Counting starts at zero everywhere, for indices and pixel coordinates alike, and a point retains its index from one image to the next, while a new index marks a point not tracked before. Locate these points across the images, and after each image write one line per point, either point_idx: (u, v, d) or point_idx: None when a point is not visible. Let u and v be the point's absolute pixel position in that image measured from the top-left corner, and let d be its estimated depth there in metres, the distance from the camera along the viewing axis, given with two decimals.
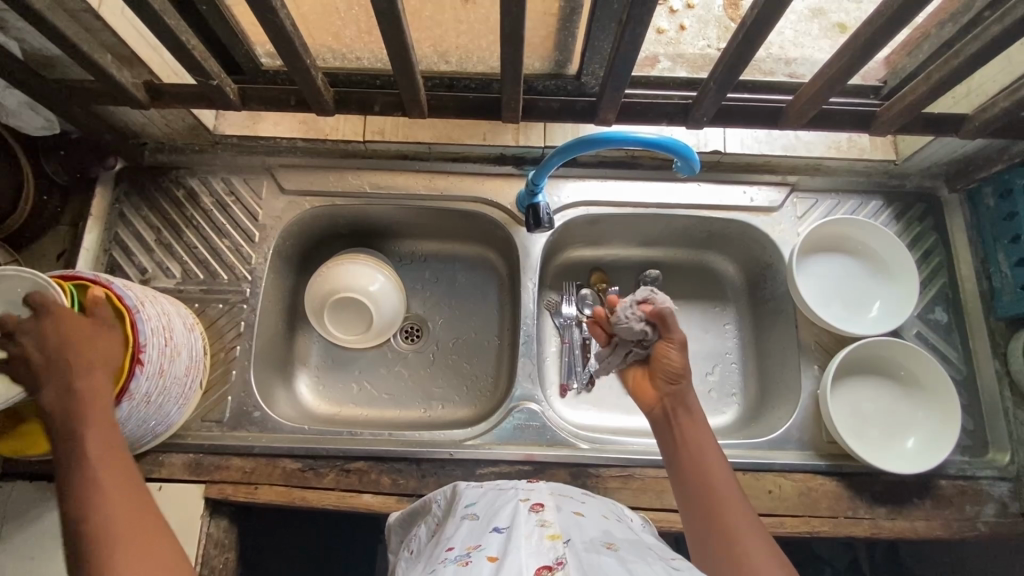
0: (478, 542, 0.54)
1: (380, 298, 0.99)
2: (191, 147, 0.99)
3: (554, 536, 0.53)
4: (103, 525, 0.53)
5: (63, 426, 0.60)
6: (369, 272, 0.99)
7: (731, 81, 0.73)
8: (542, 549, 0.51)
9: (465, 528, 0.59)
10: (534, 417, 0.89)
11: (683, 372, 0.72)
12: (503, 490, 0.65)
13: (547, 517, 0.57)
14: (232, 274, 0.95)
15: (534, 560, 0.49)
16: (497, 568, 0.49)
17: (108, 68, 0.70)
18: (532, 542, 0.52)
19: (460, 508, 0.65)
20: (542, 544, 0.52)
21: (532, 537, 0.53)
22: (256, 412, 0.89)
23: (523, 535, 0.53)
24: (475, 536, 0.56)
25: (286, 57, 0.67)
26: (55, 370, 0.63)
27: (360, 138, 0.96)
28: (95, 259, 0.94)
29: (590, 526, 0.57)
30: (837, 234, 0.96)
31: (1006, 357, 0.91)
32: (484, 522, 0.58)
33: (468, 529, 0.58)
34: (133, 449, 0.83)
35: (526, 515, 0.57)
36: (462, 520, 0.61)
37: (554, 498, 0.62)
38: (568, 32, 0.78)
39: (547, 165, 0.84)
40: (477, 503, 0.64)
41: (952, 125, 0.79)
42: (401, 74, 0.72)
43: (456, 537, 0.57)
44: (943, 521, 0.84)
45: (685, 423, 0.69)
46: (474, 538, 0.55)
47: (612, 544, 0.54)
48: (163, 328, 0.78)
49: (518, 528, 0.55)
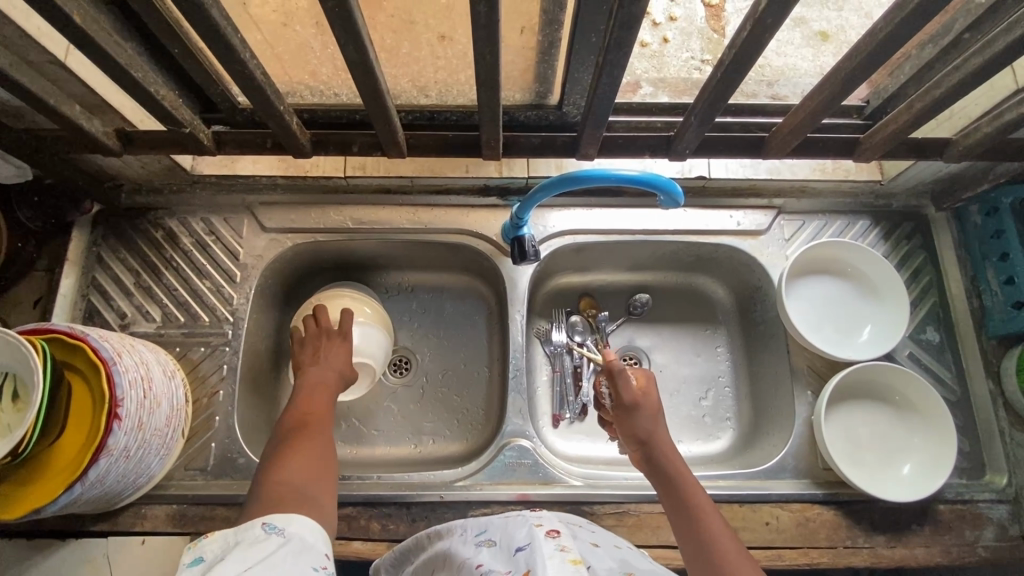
0: (508, 565, 0.57)
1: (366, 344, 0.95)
2: (169, 187, 0.97)
3: (576, 560, 0.55)
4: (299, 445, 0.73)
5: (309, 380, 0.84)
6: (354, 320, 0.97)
7: (711, 116, 0.72)
8: (566, 568, 0.53)
9: (486, 552, 0.61)
10: (525, 455, 0.87)
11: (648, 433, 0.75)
12: (512, 518, 0.67)
13: (565, 541, 0.59)
14: (214, 316, 0.93)
15: None
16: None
17: (77, 120, 0.68)
18: (556, 562, 0.54)
19: (469, 536, 0.67)
20: (566, 565, 0.54)
21: (555, 557, 0.55)
22: (240, 458, 0.87)
23: (546, 555, 0.56)
24: (499, 558, 0.59)
25: (257, 104, 0.66)
26: (307, 354, 0.88)
27: (341, 174, 0.95)
28: (72, 305, 0.92)
29: (606, 556, 0.60)
30: (826, 257, 0.96)
31: (998, 377, 0.90)
32: (504, 546, 0.61)
33: (491, 554, 0.60)
34: (114, 503, 0.80)
35: (546, 539, 0.59)
36: (478, 546, 0.63)
37: (566, 526, 0.64)
38: (547, 65, 0.77)
39: (531, 200, 0.83)
40: (488, 531, 0.66)
41: (935, 150, 0.78)
42: (377, 117, 0.70)
43: (481, 557, 0.60)
44: (943, 548, 0.83)
45: (667, 454, 0.74)
46: (502, 560, 0.58)
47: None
48: (142, 378, 0.76)
49: (540, 548, 0.57)
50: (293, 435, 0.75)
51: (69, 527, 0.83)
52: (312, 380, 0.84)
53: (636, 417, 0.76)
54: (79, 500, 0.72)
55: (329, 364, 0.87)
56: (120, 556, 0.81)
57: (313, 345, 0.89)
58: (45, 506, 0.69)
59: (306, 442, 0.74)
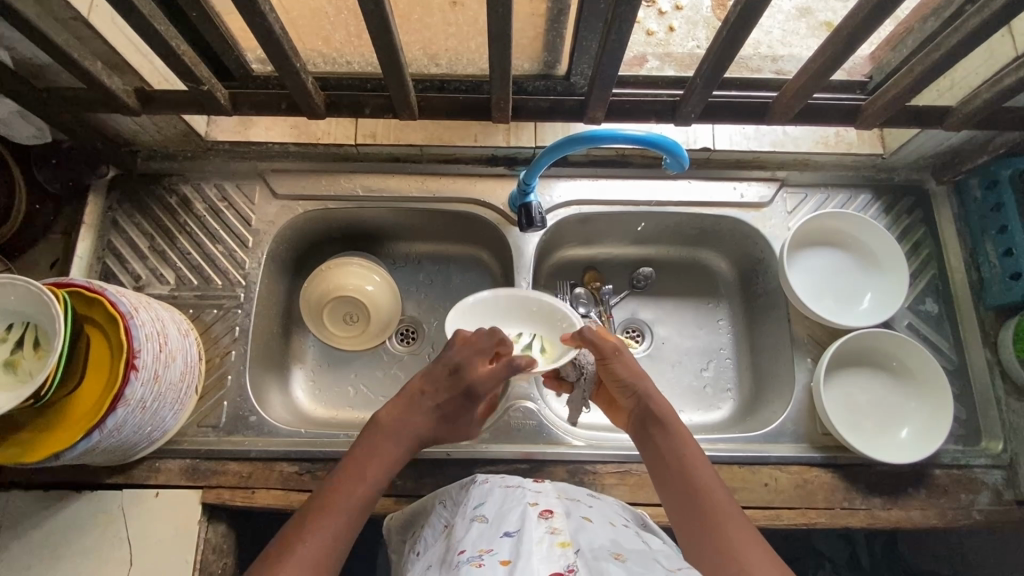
0: (491, 547, 0.56)
1: (484, 312, 0.91)
2: (183, 154, 0.99)
3: (563, 544, 0.54)
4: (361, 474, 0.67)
5: (400, 413, 0.73)
6: (544, 319, 0.92)
7: (718, 77, 0.74)
8: (552, 556, 0.52)
9: (475, 530, 0.60)
10: (530, 416, 0.90)
11: (629, 379, 0.76)
12: (510, 490, 0.66)
13: (556, 523, 0.58)
14: (226, 279, 0.95)
15: (545, 566, 0.51)
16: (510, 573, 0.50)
17: (99, 76, 0.70)
18: (544, 548, 0.53)
19: (468, 510, 0.66)
20: (553, 552, 0.53)
21: (543, 543, 0.54)
22: (252, 416, 0.90)
23: (534, 541, 0.55)
24: (486, 539, 0.57)
25: (275, 59, 0.68)
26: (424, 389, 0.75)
27: (352, 142, 0.97)
28: (88, 267, 0.94)
29: (597, 534, 0.59)
30: (828, 229, 0.97)
31: (996, 347, 0.92)
32: (493, 526, 0.59)
33: (478, 531, 0.59)
34: (128, 456, 0.83)
35: (536, 521, 0.58)
36: (471, 522, 0.62)
37: (561, 503, 0.63)
38: (556, 34, 0.79)
39: (538, 164, 0.84)
40: (485, 504, 0.65)
41: (935, 118, 0.80)
42: (391, 76, 0.72)
43: (466, 539, 0.59)
44: (938, 510, 0.85)
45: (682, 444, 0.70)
46: (487, 541, 0.57)
47: (620, 554, 0.55)
48: (158, 333, 0.78)
49: (528, 533, 0.56)
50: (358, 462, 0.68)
51: (83, 480, 0.85)
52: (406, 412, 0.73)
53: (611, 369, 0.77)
54: (96, 448, 0.74)
55: (407, 431, 0.72)
56: (136, 507, 0.84)
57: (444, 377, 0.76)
58: (64, 451, 0.70)
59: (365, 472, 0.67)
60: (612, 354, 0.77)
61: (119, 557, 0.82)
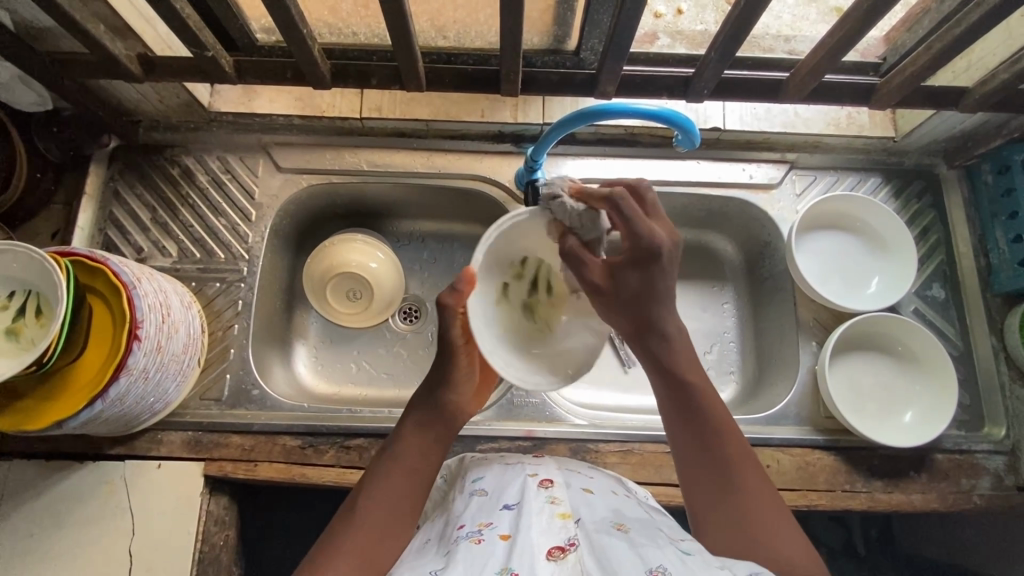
0: (491, 522, 0.55)
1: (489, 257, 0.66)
2: (186, 125, 0.97)
3: (564, 515, 0.54)
4: (407, 462, 0.62)
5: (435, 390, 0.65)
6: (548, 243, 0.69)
7: (731, 53, 0.73)
8: (553, 529, 0.52)
9: (474, 505, 0.59)
10: (532, 394, 0.90)
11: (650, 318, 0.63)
12: (509, 464, 0.65)
13: (557, 494, 0.57)
14: (229, 253, 0.94)
15: (546, 539, 0.51)
16: (509, 549, 0.50)
17: (102, 40, 0.69)
18: (544, 520, 0.53)
19: (467, 483, 0.64)
20: (553, 524, 0.53)
21: (543, 514, 0.54)
22: (254, 390, 0.90)
23: (534, 512, 0.54)
24: (485, 512, 0.57)
25: (282, 26, 0.67)
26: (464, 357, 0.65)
27: (357, 115, 0.95)
28: (90, 238, 0.94)
29: (599, 505, 0.58)
30: (838, 212, 0.96)
31: (1002, 333, 0.92)
32: (493, 499, 0.58)
33: (478, 506, 0.58)
34: (131, 427, 0.83)
35: (536, 491, 0.57)
36: (471, 496, 0.61)
37: (562, 474, 0.63)
38: (568, 7, 0.77)
39: (546, 140, 0.82)
40: (484, 478, 0.64)
41: (951, 98, 0.80)
42: (398, 43, 0.71)
43: (466, 514, 0.58)
44: (939, 494, 0.86)
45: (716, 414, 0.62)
46: (486, 515, 0.56)
47: (623, 524, 0.55)
48: (160, 303, 0.77)
49: (528, 504, 0.55)
50: (405, 449, 0.63)
51: (84, 451, 0.85)
52: (448, 386, 0.65)
53: (620, 304, 0.63)
54: (99, 418, 0.74)
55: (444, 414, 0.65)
56: (138, 478, 0.84)
57: (454, 367, 0.65)
58: (66, 420, 0.70)
59: (410, 461, 0.62)
60: (619, 282, 0.63)
61: (122, 527, 0.82)
